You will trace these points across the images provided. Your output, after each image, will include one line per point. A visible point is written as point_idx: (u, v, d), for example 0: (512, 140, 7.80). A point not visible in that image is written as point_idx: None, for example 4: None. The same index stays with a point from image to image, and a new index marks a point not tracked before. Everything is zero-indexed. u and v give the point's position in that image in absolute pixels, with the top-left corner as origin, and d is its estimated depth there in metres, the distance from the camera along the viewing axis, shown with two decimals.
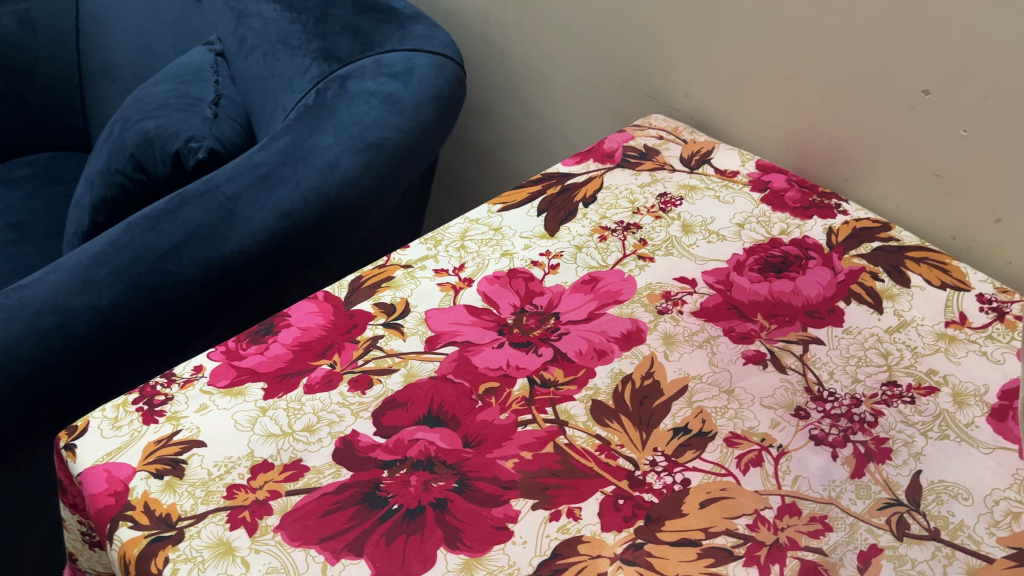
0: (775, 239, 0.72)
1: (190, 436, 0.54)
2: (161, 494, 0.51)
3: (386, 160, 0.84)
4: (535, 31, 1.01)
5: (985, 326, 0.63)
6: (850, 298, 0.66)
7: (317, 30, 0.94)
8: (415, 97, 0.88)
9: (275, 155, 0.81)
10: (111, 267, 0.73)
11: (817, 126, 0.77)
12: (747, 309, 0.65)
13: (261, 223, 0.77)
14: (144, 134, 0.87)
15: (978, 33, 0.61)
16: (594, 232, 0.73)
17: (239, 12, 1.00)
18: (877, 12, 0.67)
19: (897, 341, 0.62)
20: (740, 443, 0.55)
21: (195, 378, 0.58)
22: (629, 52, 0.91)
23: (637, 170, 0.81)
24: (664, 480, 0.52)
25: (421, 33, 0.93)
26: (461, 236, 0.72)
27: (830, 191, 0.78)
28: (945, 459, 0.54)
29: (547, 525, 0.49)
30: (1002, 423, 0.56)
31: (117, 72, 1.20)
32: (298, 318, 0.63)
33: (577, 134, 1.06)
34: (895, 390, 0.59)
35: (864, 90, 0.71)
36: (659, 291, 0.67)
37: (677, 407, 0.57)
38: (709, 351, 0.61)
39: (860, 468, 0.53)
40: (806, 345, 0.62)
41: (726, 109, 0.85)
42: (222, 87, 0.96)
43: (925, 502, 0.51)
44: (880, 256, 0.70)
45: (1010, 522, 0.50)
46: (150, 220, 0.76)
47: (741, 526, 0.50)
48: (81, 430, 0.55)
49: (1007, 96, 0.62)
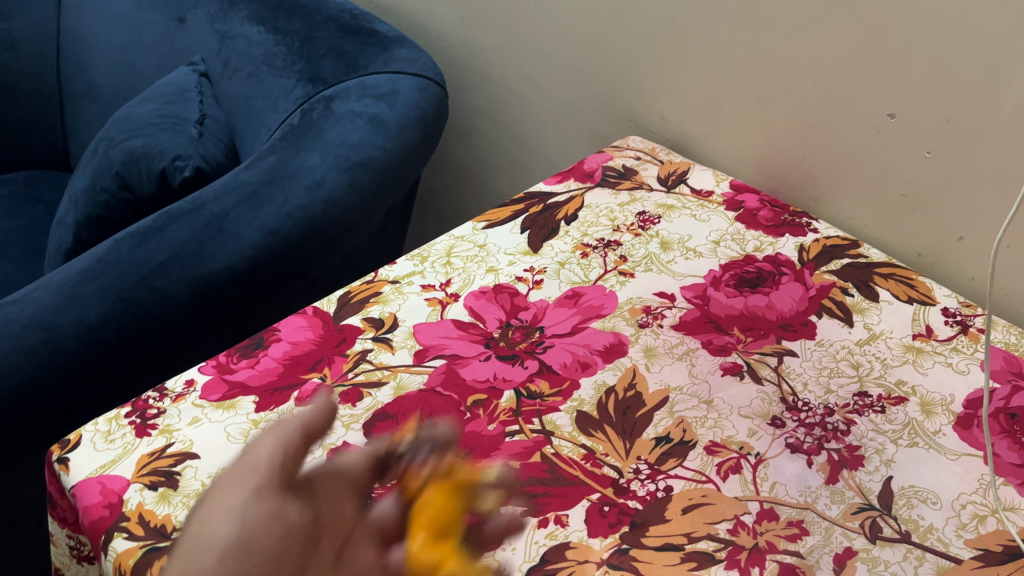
0: (749, 256, 0.75)
1: (184, 448, 0.55)
2: (155, 505, 0.51)
3: (370, 179, 0.86)
4: (514, 55, 1.04)
5: (950, 338, 0.66)
6: (822, 312, 0.69)
7: (301, 53, 0.97)
8: (399, 118, 0.90)
9: (262, 174, 0.83)
10: (98, 283, 0.74)
11: (787, 149, 0.80)
12: (724, 322, 0.67)
13: (248, 240, 0.78)
14: (130, 152, 0.89)
15: (940, 61, 0.65)
16: (576, 249, 0.75)
17: (223, 35, 1.03)
18: (845, 40, 0.70)
19: (867, 353, 0.65)
20: (720, 451, 0.57)
21: (187, 392, 0.59)
22: (607, 76, 0.94)
23: (616, 189, 0.83)
24: (647, 487, 0.54)
25: (405, 56, 0.96)
26: (446, 252, 0.74)
27: (801, 211, 0.81)
28: (915, 465, 0.56)
29: (536, 532, 0.51)
30: (967, 430, 0.59)
31: (98, 92, 1.20)
32: (288, 333, 0.64)
33: (556, 155, 1.08)
34: (866, 400, 0.61)
35: (832, 114, 0.74)
36: (640, 306, 0.69)
37: (658, 417, 0.59)
38: (689, 363, 0.64)
39: (834, 475, 0.55)
40: (781, 357, 0.64)
41: (701, 132, 0.88)
42: (207, 107, 0.97)
43: (897, 506, 0.53)
44: (849, 272, 0.73)
45: (977, 525, 0.53)
46: (137, 237, 0.77)
47: (722, 531, 0.51)
48: (74, 443, 0.56)
49: (968, 121, 0.65)
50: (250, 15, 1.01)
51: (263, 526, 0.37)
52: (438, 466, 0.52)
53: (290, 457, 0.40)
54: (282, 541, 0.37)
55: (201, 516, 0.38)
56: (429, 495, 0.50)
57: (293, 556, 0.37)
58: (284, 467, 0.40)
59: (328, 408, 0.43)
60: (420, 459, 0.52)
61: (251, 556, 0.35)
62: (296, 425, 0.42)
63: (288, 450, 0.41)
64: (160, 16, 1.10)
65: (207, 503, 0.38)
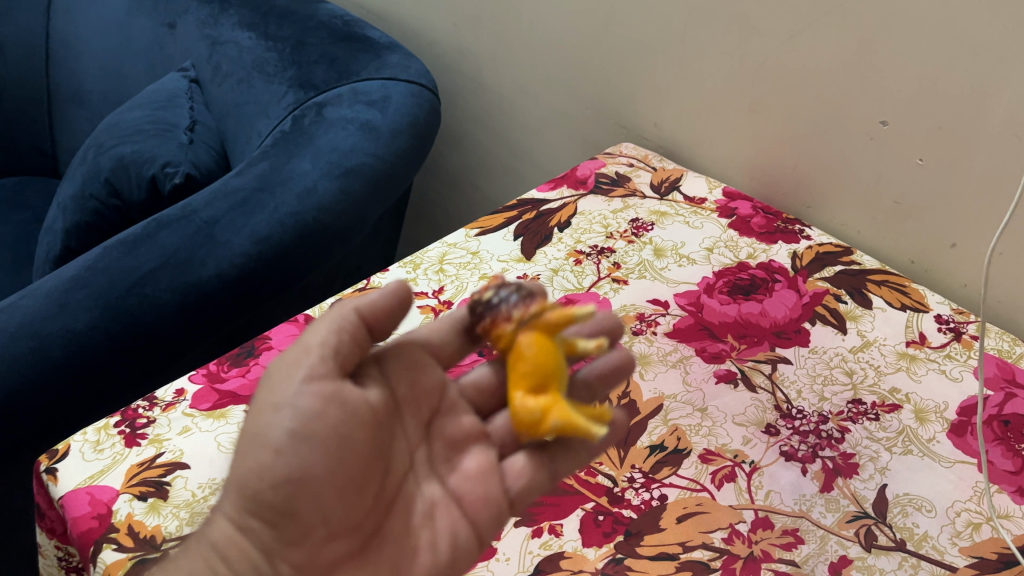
0: (742, 263, 0.75)
1: (174, 458, 0.54)
2: (145, 516, 0.51)
3: (362, 186, 0.86)
4: (507, 62, 1.03)
5: (944, 346, 0.66)
6: (816, 319, 0.69)
7: (292, 59, 0.97)
8: (392, 124, 0.90)
9: (253, 181, 0.82)
10: (87, 291, 0.73)
11: (780, 157, 0.80)
12: (718, 330, 0.67)
13: (238, 247, 0.77)
14: (119, 159, 0.88)
15: (933, 69, 0.65)
16: (570, 256, 0.74)
17: (213, 40, 1.02)
18: (836, 48, 0.70)
19: (861, 361, 0.65)
20: (714, 459, 0.56)
21: (177, 402, 0.59)
22: (599, 83, 0.94)
23: (610, 196, 0.83)
24: (642, 496, 0.54)
25: (397, 62, 0.95)
26: (439, 259, 0.73)
27: (794, 218, 0.81)
28: (909, 473, 0.56)
29: (530, 542, 0.50)
30: (961, 438, 0.59)
31: (87, 97, 1.19)
32: (279, 341, 0.64)
33: (548, 161, 1.08)
34: (860, 407, 0.61)
35: (825, 122, 0.74)
36: (634, 313, 0.69)
37: (653, 426, 0.59)
38: (683, 371, 0.63)
39: (829, 483, 0.55)
40: (775, 364, 0.64)
41: (693, 139, 0.88)
42: (197, 113, 0.97)
43: (891, 514, 0.53)
44: (842, 279, 0.73)
45: (971, 533, 0.52)
46: (127, 245, 0.76)
47: (717, 540, 0.51)
48: (62, 453, 0.55)
49: (960, 129, 0.65)
50: (241, 21, 1.01)
51: (320, 417, 0.43)
52: (526, 308, 0.48)
53: (345, 333, 0.45)
54: (337, 431, 0.43)
55: (260, 400, 0.44)
56: (519, 346, 0.48)
57: (345, 443, 0.44)
58: (336, 355, 0.45)
59: (393, 290, 0.48)
60: (506, 308, 0.49)
61: (309, 443, 0.42)
62: (350, 312, 0.46)
63: (340, 329, 0.45)
64: (149, 21, 1.09)
65: (272, 379, 0.44)
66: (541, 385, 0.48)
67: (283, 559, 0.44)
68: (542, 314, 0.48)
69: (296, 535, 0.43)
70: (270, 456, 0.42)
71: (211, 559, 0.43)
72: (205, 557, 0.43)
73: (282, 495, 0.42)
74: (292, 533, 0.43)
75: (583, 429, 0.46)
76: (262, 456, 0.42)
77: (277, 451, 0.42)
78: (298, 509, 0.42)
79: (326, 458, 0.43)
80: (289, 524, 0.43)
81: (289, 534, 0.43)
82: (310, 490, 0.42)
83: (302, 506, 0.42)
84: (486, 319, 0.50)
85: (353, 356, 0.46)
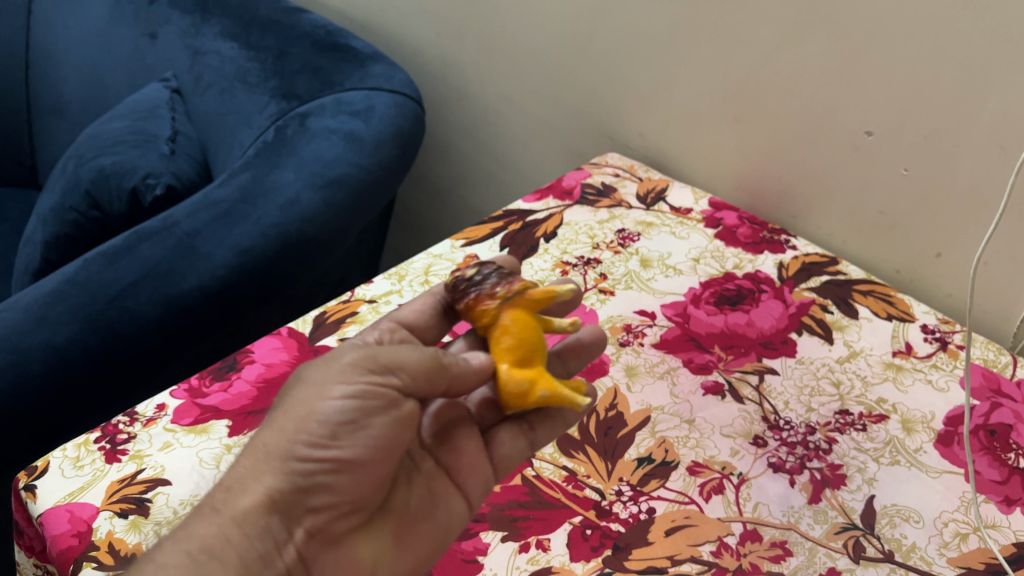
0: (728, 273, 0.75)
1: (155, 474, 0.53)
2: (126, 534, 0.50)
3: (346, 197, 0.85)
4: (491, 72, 1.03)
5: (930, 355, 0.66)
6: (802, 329, 0.69)
7: (275, 69, 0.96)
8: (376, 135, 0.89)
9: (235, 192, 0.81)
10: (66, 305, 0.72)
11: (765, 167, 0.80)
12: (705, 341, 0.67)
13: (220, 259, 0.76)
14: (99, 170, 0.87)
15: (916, 79, 0.65)
16: (556, 267, 0.74)
17: (195, 50, 1.02)
18: (820, 58, 0.70)
19: (848, 371, 0.65)
20: (702, 471, 0.56)
21: (158, 417, 0.58)
22: (584, 93, 0.94)
23: (595, 207, 0.83)
24: (630, 509, 0.53)
25: (380, 72, 0.95)
26: (425, 271, 0.73)
27: (779, 228, 0.81)
28: (897, 484, 0.56)
29: (517, 557, 0.50)
30: (948, 448, 0.59)
31: (67, 108, 1.18)
32: (261, 354, 0.63)
33: (534, 172, 1.08)
34: (847, 418, 0.61)
35: (809, 132, 0.74)
36: (621, 324, 0.68)
37: (641, 438, 0.58)
38: (670, 382, 0.63)
39: (817, 494, 0.55)
40: (762, 375, 0.64)
41: (679, 149, 0.88)
42: (179, 124, 0.96)
43: (879, 525, 0.53)
44: (828, 289, 0.73)
45: (958, 543, 0.52)
46: (107, 257, 0.75)
47: (705, 553, 0.51)
48: (41, 470, 0.54)
49: (944, 139, 0.66)
50: (223, 31, 1.00)
51: (378, 411, 0.46)
52: (509, 286, 0.51)
53: (429, 361, 0.48)
54: (389, 427, 0.46)
55: (311, 375, 0.47)
56: (505, 322, 0.50)
57: (392, 440, 0.47)
58: (410, 368, 0.47)
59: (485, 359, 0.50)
60: (489, 286, 0.51)
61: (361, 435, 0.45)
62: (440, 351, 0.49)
63: (424, 356, 0.48)
64: (130, 31, 1.08)
65: (328, 362, 0.47)
66: (528, 356, 0.50)
67: (301, 526, 0.45)
68: (525, 292, 0.51)
69: (323, 505, 0.45)
70: (325, 435, 0.44)
71: (226, 526, 0.43)
72: (219, 525, 0.43)
73: (323, 470, 0.45)
74: (320, 504, 0.45)
75: (569, 399, 0.49)
76: (312, 432, 0.44)
77: (333, 432, 0.44)
78: (335, 483, 0.45)
79: (372, 445, 0.46)
80: (319, 493, 0.45)
81: (317, 505, 0.45)
82: (350, 471, 0.45)
83: (339, 481, 0.45)
84: (467, 297, 0.52)
85: (435, 381, 0.48)
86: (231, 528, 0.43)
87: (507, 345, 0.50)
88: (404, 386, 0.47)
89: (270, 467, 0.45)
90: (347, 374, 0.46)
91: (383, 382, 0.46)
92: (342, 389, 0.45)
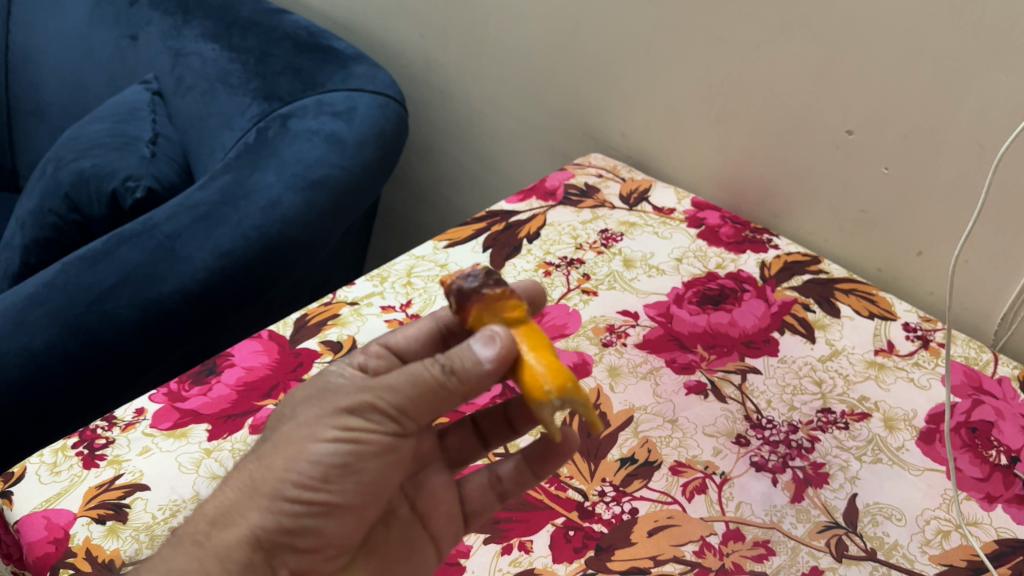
0: (711, 273, 0.75)
1: (133, 479, 0.53)
2: (103, 539, 0.49)
3: (327, 199, 0.85)
4: (474, 73, 1.03)
5: (912, 353, 0.66)
6: (784, 328, 0.69)
7: (256, 70, 0.95)
8: (358, 135, 0.89)
9: (215, 195, 0.81)
10: (44, 309, 0.71)
11: (747, 167, 0.81)
12: (687, 340, 0.67)
13: (200, 261, 0.76)
14: (79, 173, 0.86)
15: (895, 79, 0.65)
16: (539, 267, 0.74)
17: (176, 52, 1.01)
18: (801, 58, 0.70)
19: (830, 370, 0.65)
20: (685, 471, 0.56)
21: (137, 421, 0.57)
22: (568, 93, 0.94)
23: (579, 207, 0.83)
24: (613, 510, 0.53)
25: (363, 73, 0.95)
26: (407, 272, 0.73)
27: (761, 228, 0.82)
28: (879, 482, 0.56)
29: (499, 559, 0.50)
30: (930, 445, 0.59)
31: (47, 111, 1.17)
32: (241, 357, 0.63)
33: (519, 173, 1.08)
34: (829, 417, 0.61)
35: (791, 132, 0.74)
36: (604, 324, 0.68)
37: (623, 438, 0.58)
38: (653, 383, 0.63)
39: (799, 493, 0.55)
40: (744, 374, 0.64)
41: (662, 149, 0.88)
42: (160, 126, 0.96)
43: (862, 524, 0.53)
44: (810, 288, 0.73)
45: (941, 540, 0.52)
46: (87, 261, 0.75)
47: (688, 553, 0.50)
48: (17, 476, 0.53)
49: (924, 138, 0.66)
50: (204, 33, 1.00)
51: (374, 455, 0.42)
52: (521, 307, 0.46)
53: (429, 391, 0.41)
54: (381, 470, 0.43)
55: (304, 415, 0.43)
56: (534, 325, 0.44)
57: (380, 481, 0.44)
58: (409, 407, 0.42)
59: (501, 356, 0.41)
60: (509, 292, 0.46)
61: (352, 477, 0.42)
62: (442, 374, 0.41)
63: (423, 386, 0.41)
64: (111, 33, 1.08)
65: (323, 402, 0.43)
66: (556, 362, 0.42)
67: (284, 565, 0.42)
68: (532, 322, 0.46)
69: (307, 547, 0.43)
70: (316, 478, 0.41)
71: (207, 560, 0.40)
72: (199, 557, 0.40)
73: (311, 512, 0.41)
74: (306, 546, 0.42)
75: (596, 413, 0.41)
76: (303, 472, 0.41)
77: (324, 475, 0.41)
78: (320, 525, 0.42)
79: (361, 489, 0.43)
80: (306, 536, 0.42)
81: (303, 547, 0.42)
82: (337, 513, 0.43)
83: (325, 523, 0.42)
84: (496, 289, 0.45)
85: (443, 408, 0.43)
86: (212, 562, 0.40)
87: (540, 342, 0.43)
88: (405, 422, 0.42)
89: (258, 504, 0.41)
90: (339, 418, 0.41)
91: (383, 429, 0.42)
92: (337, 432, 0.41)
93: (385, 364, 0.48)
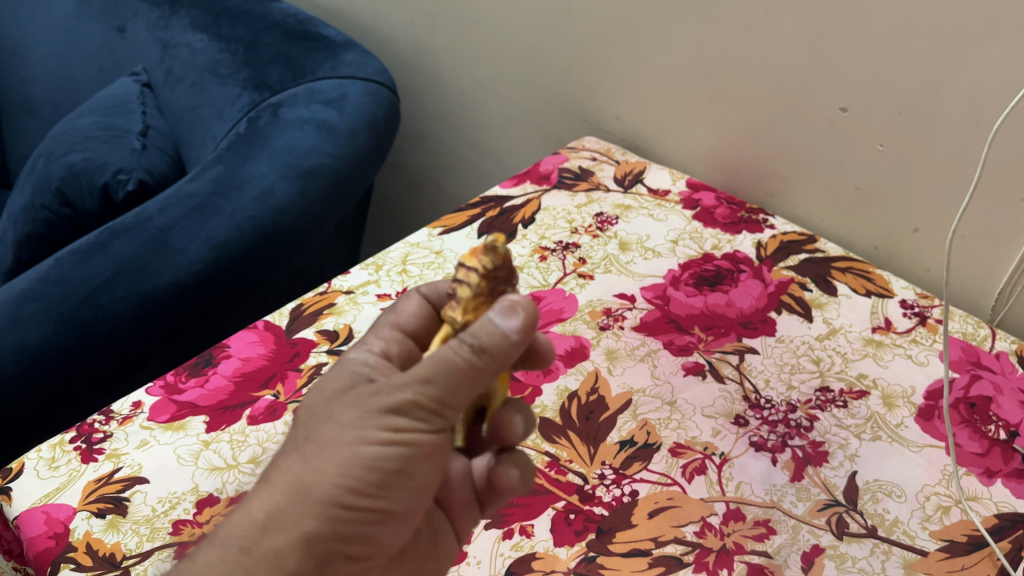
0: (707, 254, 0.75)
1: (132, 472, 0.53)
2: (103, 533, 0.49)
3: (320, 187, 0.84)
4: (466, 58, 1.02)
5: (909, 330, 0.66)
6: (781, 308, 0.69)
7: (246, 60, 0.95)
8: (349, 123, 0.88)
9: (207, 186, 0.81)
10: (39, 304, 0.71)
11: (740, 148, 0.80)
12: (684, 322, 0.67)
13: (194, 254, 0.76)
14: (69, 166, 0.86)
15: (888, 54, 0.64)
16: (535, 252, 0.74)
17: (164, 43, 1.00)
18: (794, 36, 0.69)
19: (827, 348, 0.65)
20: (685, 452, 0.56)
21: (133, 415, 0.57)
22: (560, 75, 0.93)
23: (573, 191, 0.83)
24: (613, 492, 0.53)
25: (353, 60, 0.94)
26: (402, 260, 0.72)
27: (757, 208, 0.81)
28: (879, 459, 0.56)
29: (501, 544, 0.50)
30: (929, 422, 0.59)
31: (36, 105, 1.17)
32: (238, 349, 0.63)
33: (512, 158, 1.08)
34: (828, 395, 0.61)
35: (785, 110, 0.74)
36: (600, 308, 0.68)
37: (622, 421, 0.58)
38: (651, 365, 0.63)
39: (799, 472, 0.55)
40: (742, 355, 0.64)
41: (656, 131, 0.88)
42: (150, 118, 0.95)
43: (862, 501, 0.53)
44: (807, 267, 0.73)
45: (941, 516, 0.52)
46: (79, 255, 0.74)
47: (689, 534, 0.50)
48: (16, 472, 0.53)
49: (918, 114, 0.65)
50: (192, 23, 0.99)
51: (424, 457, 0.41)
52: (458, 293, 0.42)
53: (461, 375, 0.39)
54: (432, 469, 0.43)
55: (346, 415, 0.41)
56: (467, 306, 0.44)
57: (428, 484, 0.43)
58: (449, 398, 0.40)
59: (526, 317, 0.40)
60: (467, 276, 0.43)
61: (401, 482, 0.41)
62: (468, 353, 0.39)
63: (456, 372, 0.39)
64: (98, 25, 1.07)
65: (361, 400, 0.41)
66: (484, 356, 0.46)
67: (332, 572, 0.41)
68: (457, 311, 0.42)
69: (357, 554, 0.42)
70: (372, 484, 0.40)
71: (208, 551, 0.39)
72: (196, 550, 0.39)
73: (365, 519, 0.41)
74: (355, 553, 0.41)
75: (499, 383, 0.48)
76: (355, 477, 0.40)
77: (381, 480, 0.40)
78: (374, 533, 0.42)
79: (415, 493, 0.42)
80: (358, 544, 0.41)
81: (353, 555, 0.41)
82: (388, 521, 0.42)
83: (376, 531, 0.42)
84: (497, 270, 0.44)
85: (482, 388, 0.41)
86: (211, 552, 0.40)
87: None
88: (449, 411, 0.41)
89: (264, 492, 0.40)
90: (384, 419, 0.40)
91: (427, 424, 0.40)
92: (387, 436, 0.40)
93: (404, 349, 0.49)
